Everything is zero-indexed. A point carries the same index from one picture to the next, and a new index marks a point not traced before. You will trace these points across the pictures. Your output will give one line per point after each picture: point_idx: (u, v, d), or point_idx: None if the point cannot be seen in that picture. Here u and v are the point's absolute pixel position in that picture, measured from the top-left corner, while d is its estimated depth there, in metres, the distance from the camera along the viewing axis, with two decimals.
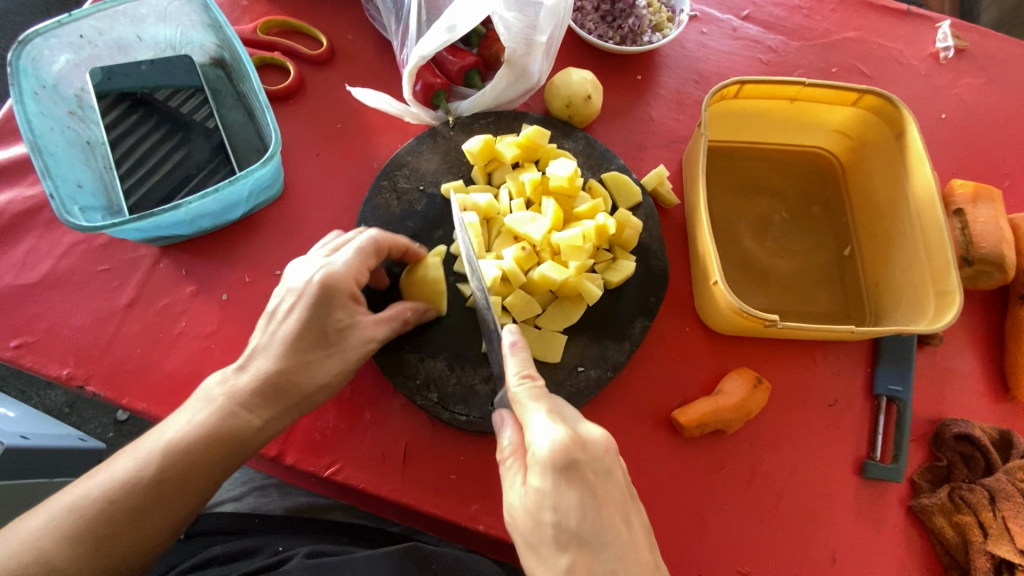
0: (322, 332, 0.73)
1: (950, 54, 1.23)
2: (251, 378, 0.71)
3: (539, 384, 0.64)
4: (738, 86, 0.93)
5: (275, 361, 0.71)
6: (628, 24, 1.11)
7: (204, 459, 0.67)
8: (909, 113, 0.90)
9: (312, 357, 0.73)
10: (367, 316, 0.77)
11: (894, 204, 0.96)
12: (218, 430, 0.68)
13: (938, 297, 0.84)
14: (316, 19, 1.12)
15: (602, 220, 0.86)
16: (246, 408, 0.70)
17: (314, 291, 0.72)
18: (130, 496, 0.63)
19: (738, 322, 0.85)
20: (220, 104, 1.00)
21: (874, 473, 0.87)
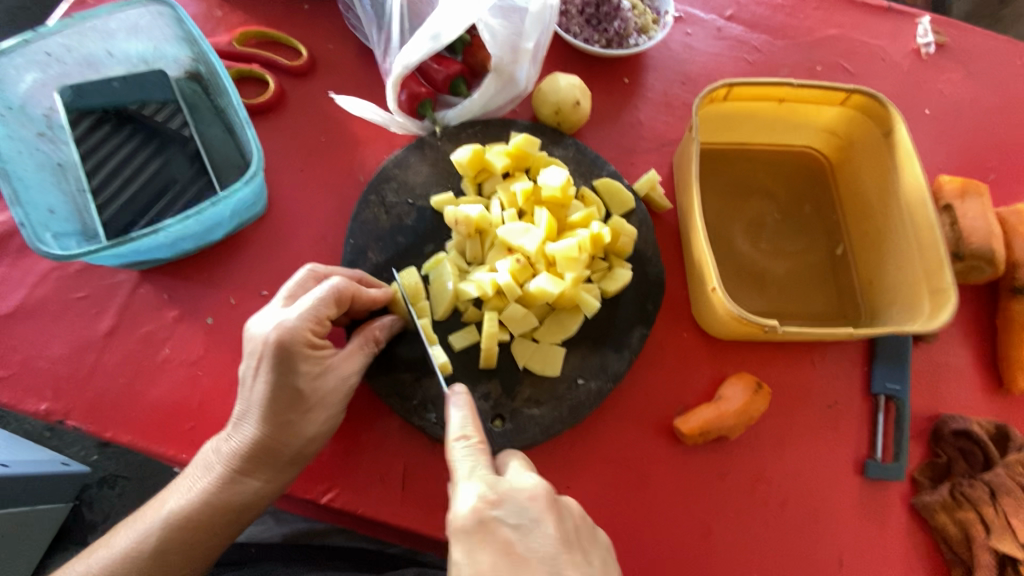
0: (293, 391, 0.69)
1: (931, 50, 1.24)
2: (236, 444, 0.70)
3: (473, 441, 0.65)
4: (727, 88, 0.93)
5: (254, 427, 0.70)
6: (613, 27, 1.09)
7: (205, 530, 0.69)
8: (897, 112, 0.91)
9: (291, 418, 0.70)
10: (338, 360, 0.73)
11: (885, 202, 0.96)
12: (215, 500, 0.69)
13: (932, 295, 0.84)
14: (295, 29, 1.09)
15: (597, 229, 0.84)
16: (237, 476, 0.70)
17: (271, 354, 0.67)
18: (133, 569, 0.66)
19: (738, 328, 0.84)
20: (198, 119, 0.96)
21: (876, 473, 0.87)
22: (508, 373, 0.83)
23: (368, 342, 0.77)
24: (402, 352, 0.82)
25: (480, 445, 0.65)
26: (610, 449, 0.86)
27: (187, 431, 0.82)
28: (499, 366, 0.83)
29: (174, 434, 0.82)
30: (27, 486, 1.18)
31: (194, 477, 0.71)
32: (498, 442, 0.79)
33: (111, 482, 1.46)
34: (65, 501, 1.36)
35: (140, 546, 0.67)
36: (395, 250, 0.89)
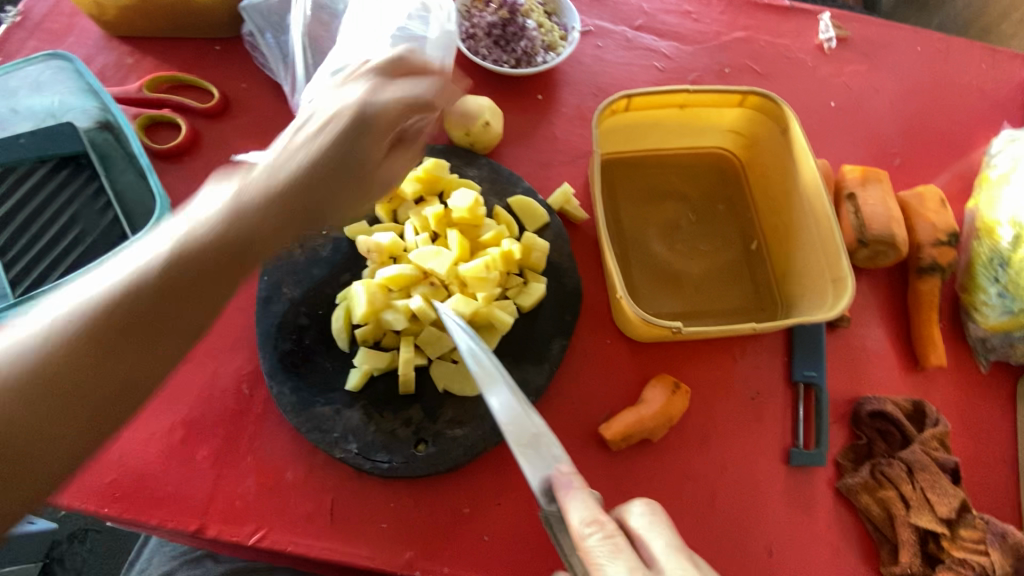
0: (390, 121, 0.75)
1: (833, 44, 1.29)
2: (283, 177, 0.68)
3: (613, 534, 0.61)
4: (626, 100, 0.96)
5: (297, 167, 0.69)
6: (520, 47, 1.13)
7: (328, 188, 0.70)
8: (789, 109, 0.94)
9: (377, 139, 0.74)
10: (387, 126, 0.75)
11: (789, 196, 0.99)
12: (334, 170, 0.71)
13: (834, 283, 0.87)
14: (208, 72, 1.11)
15: (507, 246, 0.86)
16: (363, 155, 0.73)
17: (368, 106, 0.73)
18: (240, 229, 0.64)
19: (650, 330, 0.86)
20: (111, 168, 0.96)
21: (800, 460, 0.89)
22: (430, 398, 0.83)
23: (412, 108, 0.78)
24: (324, 386, 0.83)
25: (615, 538, 0.61)
26: None
27: (108, 484, 0.81)
28: (420, 391, 0.84)
29: (95, 489, 0.81)
30: None
31: (222, 202, 0.65)
32: (422, 467, 0.79)
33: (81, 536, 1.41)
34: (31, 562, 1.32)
35: (121, 279, 0.58)
36: (311, 283, 0.89)
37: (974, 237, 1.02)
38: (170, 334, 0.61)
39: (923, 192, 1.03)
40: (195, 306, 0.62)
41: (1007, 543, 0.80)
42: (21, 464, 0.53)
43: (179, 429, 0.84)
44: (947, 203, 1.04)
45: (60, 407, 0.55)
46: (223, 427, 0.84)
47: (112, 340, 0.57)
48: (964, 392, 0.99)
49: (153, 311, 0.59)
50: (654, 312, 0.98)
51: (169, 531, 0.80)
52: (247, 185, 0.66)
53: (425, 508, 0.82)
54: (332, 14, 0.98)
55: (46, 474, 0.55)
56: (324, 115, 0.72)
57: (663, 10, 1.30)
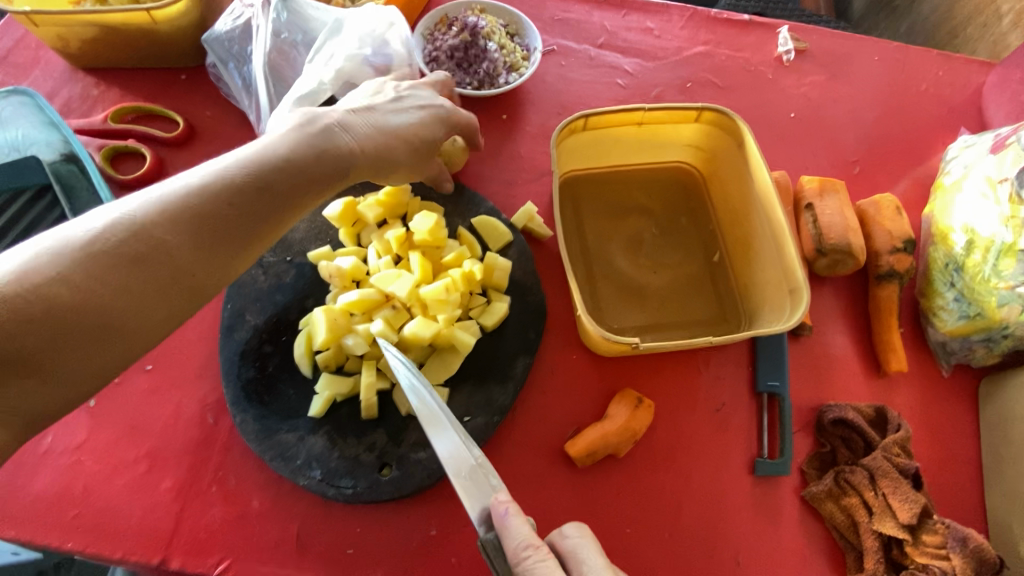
0: (437, 133, 0.88)
1: (792, 56, 1.32)
2: (330, 144, 0.76)
3: (549, 558, 0.63)
4: (584, 119, 0.97)
5: (342, 141, 0.77)
6: (482, 68, 1.15)
7: (369, 165, 0.80)
8: (743, 124, 0.96)
9: (422, 141, 0.86)
10: (431, 139, 0.87)
11: (747, 209, 1.01)
12: (380, 154, 0.81)
13: (791, 294, 0.89)
14: (173, 102, 1.12)
15: (467, 268, 0.87)
16: (409, 148, 0.85)
17: (439, 109, 0.89)
18: (293, 181, 0.71)
19: (611, 346, 0.87)
20: (73, 199, 0.97)
21: (765, 470, 0.90)
22: (394, 421, 0.84)
23: (453, 126, 0.91)
24: (288, 412, 0.83)
25: (549, 556, 0.63)
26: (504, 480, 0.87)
27: (70, 519, 0.81)
28: (384, 414, 0.84)
29: (58, 525, 0.80)
30: None
31: (263, 150, 0.71)
32: (386, 491, 0.79)
33: (66, 567, 1.39)
34: None
35: (166, 207, 0.61)
36: (275, 310, 0.90)
37: (931, 242, 1.04)
38: (204, 273, 0.64)
39: (880, 200, 1.05)
40: (222, 259, 0.65)
41: (968, 548, 0.80)
42: (48, 365, 0.54)
43: (144, 461, 0.84)
44: (903, 210, 1.06)
45: (92, 323, 0.56)
46: (187, 458, 0.84)
47: (153, 257, 0.59)
48: (927, 396, 1.00)
49: (192, 258, 0.62)
50: (618, 327, 0.99)
51: (133, 565, 0.79)
52: (292, 144, 0.72)
53: (391, 531, 0.82)
54: (293, 43, 0.99)
55: (53, 407, 0.56)
56: (389, 106, 0.86)
57: (625, 27, 1.33)
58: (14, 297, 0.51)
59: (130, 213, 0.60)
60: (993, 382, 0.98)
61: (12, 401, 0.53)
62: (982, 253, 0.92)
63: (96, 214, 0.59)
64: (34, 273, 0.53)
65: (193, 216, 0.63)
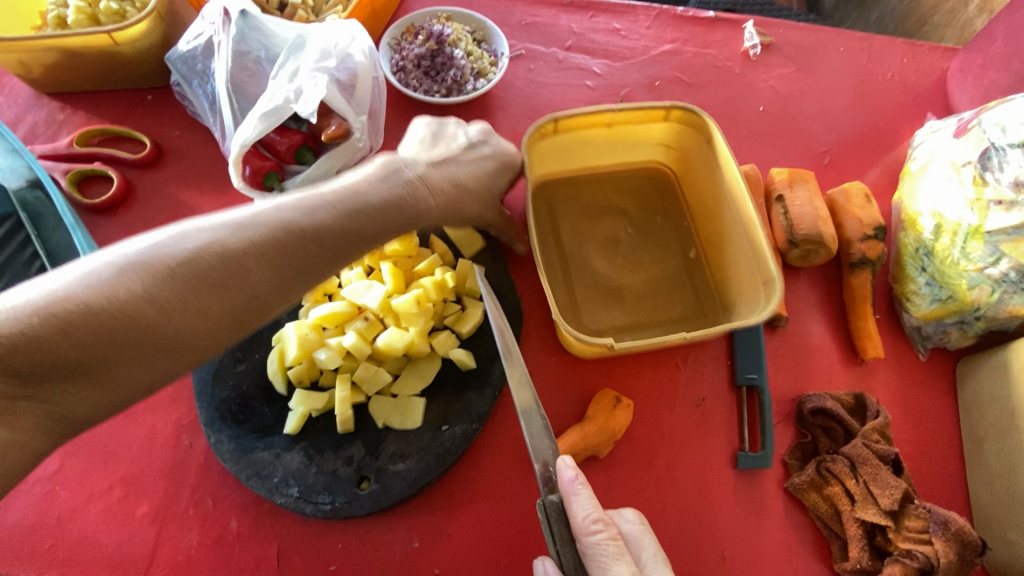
0: (494, 184, 0.91)
1: (758, 51, 1.33)
2: (410, 190, 0.77)
3: (615, 537, 0.66)
4: (553, 123, 0.97)
5: (426, 195, 0.79)
6: (450, 76, 1.15)
7: (436, 211, 0.81)
8: (711, 120, 0.95)
9: (482, 189, 0.89)
10: (492, 189, 0.91)
11: (718, 205, 1.01)
12: (445, 202, 0.82)
13: (764, 286, 0.88)
14: (140, 123, 1.11)
15: (439, 277, 0.87)
16: (471, 196, 0.87)
17: (499, 160, 0.92)
18: (371, 223, 0.71)
19: (587, 347, 0.87)
20: (42, 227, 0.96)
21: (749, 464, 0.90)
22: (370, 433, 0.83)
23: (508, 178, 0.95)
24: (263, 430, 0.83)
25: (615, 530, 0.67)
26: (486, 489, 0.86)
27: (46, 550, 0.80)
28: (362, 427, 0.84)
29: (33, 556, 0.79)
30: None
31: (350, 190, 0.71)
32: (365, 505, 0.79)
33: None
34: None
35: (256, 234, 0.61)
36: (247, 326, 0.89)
37: (901, 228, 1.05)
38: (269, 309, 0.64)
39: (850, 188, 1.06)
40: (295, 291, 0.65)
41: (949, 531, 0.80)
42: (117, 377, 0.55)
43: (119, 487, 0.83)
44: (873, 198, 1.07)
45: (162, 340, 0.56)
46: (163, 482, 0.83)
47: (236, 286, 0.59)
48: (905, 381, 1.01)
49: (270, 288, 0.62)
50: (596, 327, 0.99)
51: None
52: (384, 193, 0.74)
53: (373, 546, 0.81)
54: (256, 59, 0.98)
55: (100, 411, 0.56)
56: (462, 157, 0.89)
57: (592, 28, 1.34)
58: (102, 313, 0.52)
59: (221, 236, 0.60)
60: (969, 363, 0.99)
61: (69, 408, 0.54)
62: (950, 236, 0.93)
63: (190, 231, 0.59)
64: (120, 284, 0.53)
65: (280, 247, 0.62)
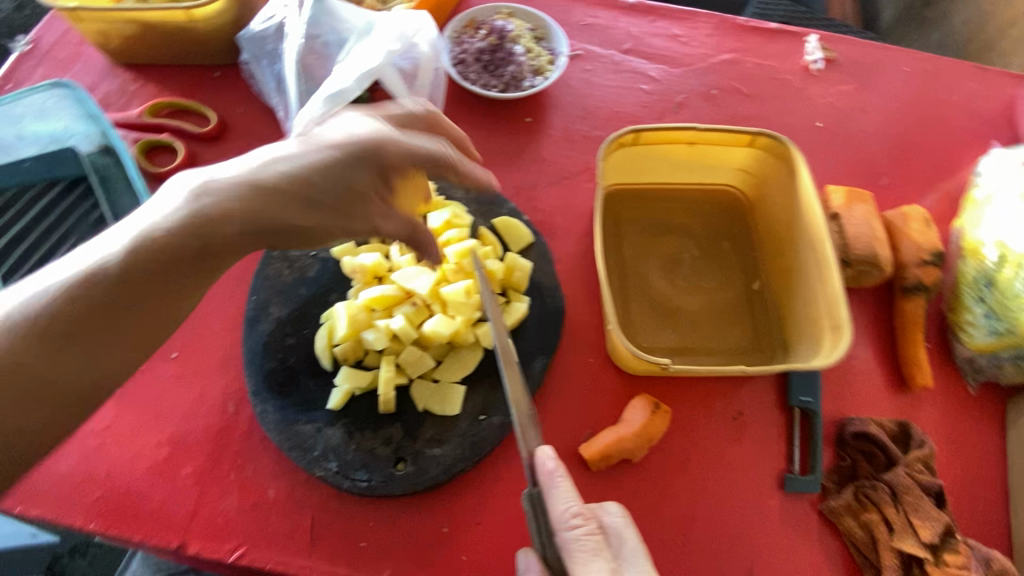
0: (360, 178, 0.74)
1: (820, 66, 1.31)
2: (241, 196, 0.68)
3: (591, 533, 0.69)
4: (634, 134, 0.97)
5: (295, 181, 0.70)
6: (508, 72, 1.16)
7: (283, 207, 0.70)
8: (798, 153, 0.95)
9: (346, 185, 0.74)
10: (358, 175, 0.74)
11: (793, 239, 0.98)
12: (293, 193, 0.70)
13: (833, 330, 0.86)
14: (205, 98, 1.15)
15: (488, 267, 0.89)
16: (336, 192, 0.73)
17: (360, 145, 0.73)
18: (185, 231, 0.67)
19: (642, 366, 0.87)
20: (110, 192, 1.00)
21: (795, 487, 0.88)
22: (410, 416, 0.84)
23: (382, 159, 0.75)
24: (306, 403, 0.85)
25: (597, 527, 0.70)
26: (518, 483, 0.86)
27: (93, 501, 0.83)
28: (401, 410, 0.85)
29: (81, 506, 0.83)
30: None
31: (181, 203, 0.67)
32: (401, 485, 0.81)
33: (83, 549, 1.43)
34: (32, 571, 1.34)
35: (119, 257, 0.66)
36: (298, 303, 0.91)
37: (959, 257, 1.02)
38: (152, 323, 0.71)
39: (907, 212, 1.04)
40: (182, 284, 0.70)
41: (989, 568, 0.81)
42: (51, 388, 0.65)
43: (166, 446, 0.86)
44: (932, 223, 1.05)
45: (35, 373, 0.64)
46: (208, 445, 0.86)
47: (85, 314, 0.65)
48: (952, 413, 0.98)
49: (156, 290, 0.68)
50: (648, 345, 0.97)
51: (151, 548, 0.81)
52: (235, 181, 0.68)
53: (403, 527, 0.83)
54: (325, 43, 1.00)
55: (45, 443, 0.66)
56: (307, 144, 0.73)
57: (651, 33, 1.34)
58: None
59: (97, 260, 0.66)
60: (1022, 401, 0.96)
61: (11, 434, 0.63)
62: (1013, 268, 0.90)
63: (81, 257, 0.67)
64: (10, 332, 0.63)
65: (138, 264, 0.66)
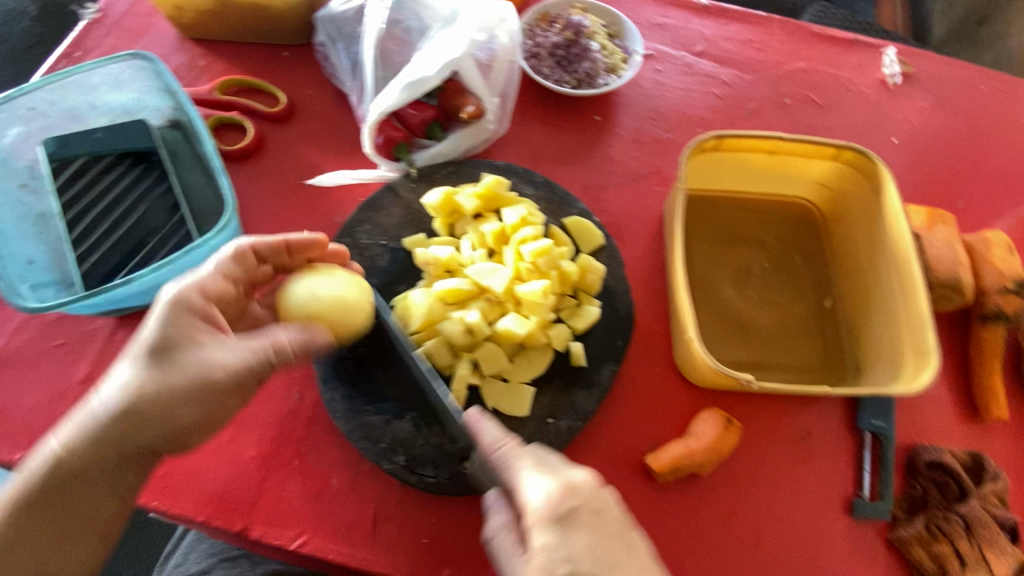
0: (167, 349, 0.66)
1: (897, 80, 1.27)
2: (108, 400, 0.65)
3: (518, 446, 0.70)
4: (716, 140, 0.94)
5: (103, 434, 0.65)
6: (583, 68, 1.14)
7: (138, 414, 0.65)
8: (886, 170, 0.92)
9: (171, 380, 0.66)
10: (193, 375, 0.66)
11: (872, 258, 0.96)
12: (141, 397, 0.65)
13: (916, 356, 0.83)
14: (274, 77, 1.13)
15: (564, 268, 0.87)
16: (172, 394, 0.66)
17: (165, 313, 0.67)
18: (122, 419, 0.65)
19: (717, 379, 0.85)
20: (179, 166, 0.97)
21: (864, 513, 0.86)
22: None
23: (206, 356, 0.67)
24: (373, 394, 0.84)
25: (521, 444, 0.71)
26: None
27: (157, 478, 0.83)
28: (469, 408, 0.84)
29: None
30: None
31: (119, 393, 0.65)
32: (467, 484, 0.80)
33: None
34: None
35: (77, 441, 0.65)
36: None
37: None
38: (118, 500, 0.69)
39: (990, 237, 1.00)
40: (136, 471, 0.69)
41: None
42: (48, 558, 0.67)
43: (229, 428, 0.86)
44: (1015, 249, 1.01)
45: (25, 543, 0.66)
46: (272, 430, 0.86)
47: (60, 493, 0.66)
48: None
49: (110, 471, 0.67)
50: (717, 358, 0.95)
51: (214, 529, 0.81)
52: (108, 404, 0.65)
53: (466, 526, 0.82)
54: (406, 29, 1.02)
55: None
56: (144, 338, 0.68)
57: (724, 36, 1.30)
58: None
59: (63, 443, 0.66)
60: None
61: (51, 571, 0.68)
62: None
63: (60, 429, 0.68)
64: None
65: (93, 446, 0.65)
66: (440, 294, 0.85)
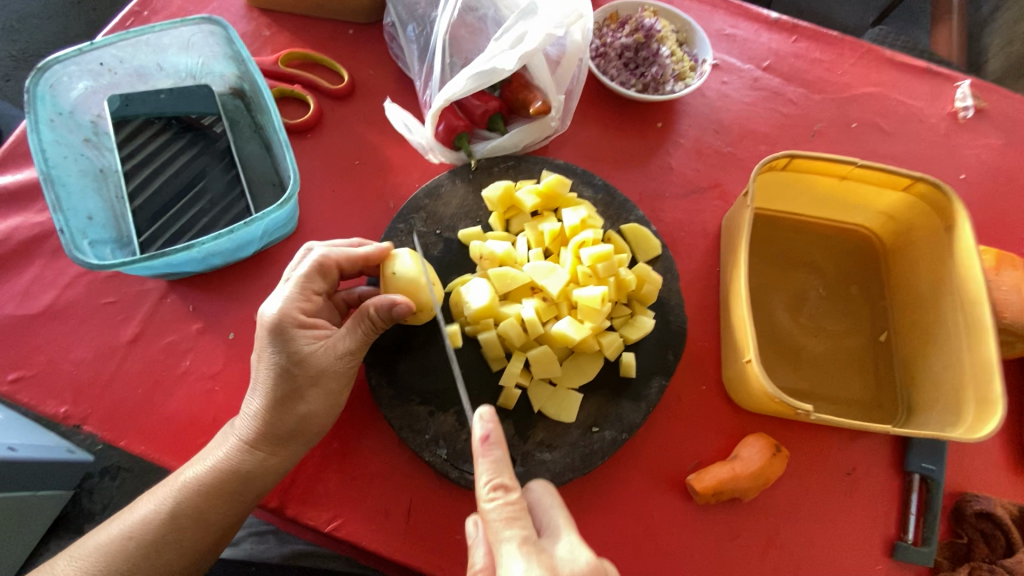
0: (289, 364, 0.71)
1: (970, 114, 1.23)
2: (247, 426, 0.73)
3: (514, 501, 0.62)
4: (788, 159, 0.91)
5: (266, 454, 0.73)
6: (650, 73, 1.11)
7: (272, 428, 0.72)
8: (961, 205, 0.87)
9: (302, 388, 0.72)
10: (317, 380, 0.73)
11: (937, 296, 0.93)
12: (273, 411, 0.72)
13: (978, 404, 0.80)
14: (338, 54, 1.12)
15: (622, 276, 0.85)
16: (301, 404, 0.73)
17: (268, 329, 0.71)
18: (259, 436, 0.72)
19: (770, 405, 0.82)
20: (238, 135, 0.97)
21: (907, 557, 0.83)
22: (523, 415, 0.83)
23: (326, 358, 0.73)
24: (418, 384, 0.83)
25: (518, 501, 0.63)
26: (618, 501, 0.84)
27: (199, 445, 0.83)
28: (516, 408, 0.84)
29: (187, 448, 0.83)
30: (32, 473, 1.13)
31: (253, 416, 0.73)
32: None
33: (114, 472, 1.40)
34: (66, 488, 1.31)
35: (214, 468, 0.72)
36: None
37: None
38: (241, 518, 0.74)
39: None
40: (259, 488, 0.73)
41: None
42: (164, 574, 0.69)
43: None
44: None
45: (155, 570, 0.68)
46: None
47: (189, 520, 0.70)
48: None
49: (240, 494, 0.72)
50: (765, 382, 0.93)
51: None
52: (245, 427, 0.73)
53: None
54: (480, 17, 1.02)
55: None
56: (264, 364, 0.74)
57: (794, 53, 1.27)
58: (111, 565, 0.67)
59: (201, 471, 0.72)
60: None
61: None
62: None
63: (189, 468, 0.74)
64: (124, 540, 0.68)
65: (229, 471, 0.72)
66: (495, 286, 0.85)
